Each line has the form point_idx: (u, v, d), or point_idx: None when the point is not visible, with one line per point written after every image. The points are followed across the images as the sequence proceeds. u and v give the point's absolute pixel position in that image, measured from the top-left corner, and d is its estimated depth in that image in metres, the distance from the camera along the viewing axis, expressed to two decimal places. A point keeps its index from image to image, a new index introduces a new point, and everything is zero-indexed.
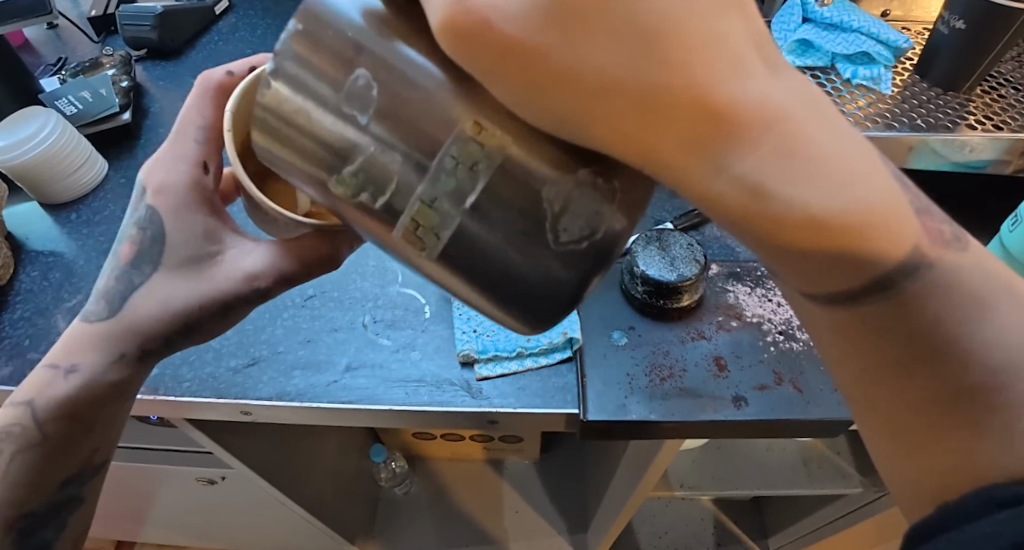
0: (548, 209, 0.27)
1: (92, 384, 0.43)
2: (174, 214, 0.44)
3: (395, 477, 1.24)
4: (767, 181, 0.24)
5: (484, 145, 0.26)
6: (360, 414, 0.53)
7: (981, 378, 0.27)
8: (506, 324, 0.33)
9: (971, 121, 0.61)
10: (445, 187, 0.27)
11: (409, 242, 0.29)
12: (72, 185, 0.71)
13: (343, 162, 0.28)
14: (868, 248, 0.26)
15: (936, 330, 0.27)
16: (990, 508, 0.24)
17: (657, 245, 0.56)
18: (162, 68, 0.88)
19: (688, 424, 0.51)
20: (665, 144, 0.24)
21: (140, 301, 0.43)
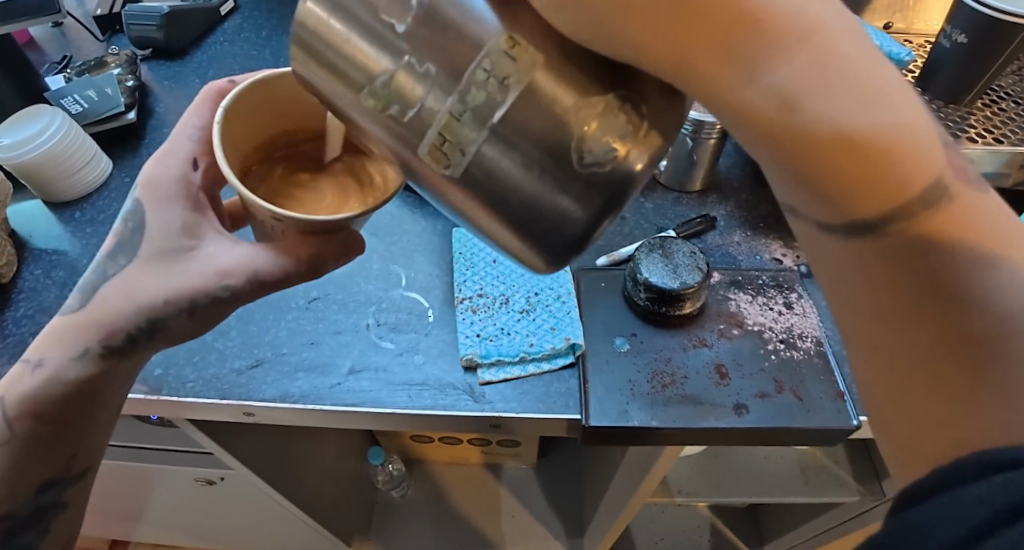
0: (573, 137, 0.28)
1: (55, 381, 0.42)
2: (155, 207, 0.44)
3: (393, 480, 1.24)
4: (796, 92, 0.25)
5: (518, 60, 0.27)
6: (363, 417, 0.53)
7: (994, 323, 0.25)
8: (523, 264, 0.34)
9: (972, 135, 0.61)
10: (473, 103, 0.28)
11: (435, 160, 0.30)
12: (76, 183, 0.71)
13: (375, 76, 0.29)
14: (899, 174, 0.25)
15: (952, 268, 0.26)
16: (983, 472, 0.24)
17: (660, 252, 0.57)
18: (168, 68, 0.88)
19: (689, 431, 0.51)
20: (695, 53, 0.26)
21: (106, 292, 0.43)
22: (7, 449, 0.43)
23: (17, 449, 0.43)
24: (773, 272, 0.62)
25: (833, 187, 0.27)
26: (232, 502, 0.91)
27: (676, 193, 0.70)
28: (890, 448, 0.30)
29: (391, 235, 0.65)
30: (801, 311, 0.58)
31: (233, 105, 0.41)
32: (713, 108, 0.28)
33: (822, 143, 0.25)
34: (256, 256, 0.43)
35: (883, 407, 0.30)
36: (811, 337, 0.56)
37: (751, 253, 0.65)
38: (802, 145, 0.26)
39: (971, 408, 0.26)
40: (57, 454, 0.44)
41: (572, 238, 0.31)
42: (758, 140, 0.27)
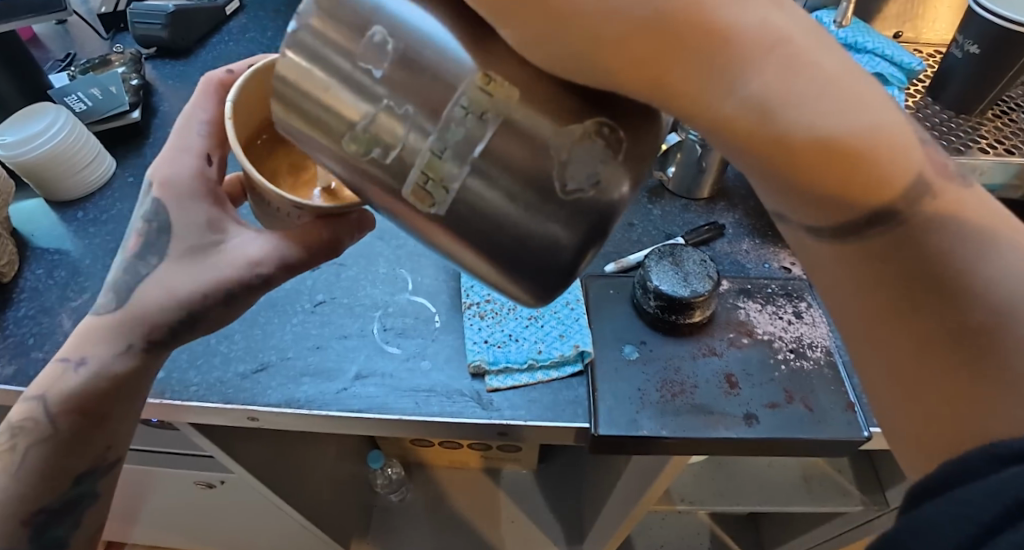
0: (555, 158, 0.27)
1: (101, 376, 0.42)
2: (179, 204, 0.44)
3: (391, 484, 1.23)
4: (773, 103, 0.24)
5: (493, 96, 0.26)
6: (368, 422, 0.52)
7: (986, 319, 0.26)
8: (512, 300, 0.33)
9: (983, 145, 0.61)
10: (454, 138, 0.28)
11: (419, 201, 0.29)
12: (79, 182, 0.70)
13: (355, 122, 0.29)
14: (877, 174, 0.25)
15: (941, 267, 0.26)
16: (995, 466, 0.23)
17: (670, 259, 0.56)
18: (172, 68, 0.88)
19: (699, 441, 0.51)
20: (666, 73, 0.25)
21: (146, 290, 0.43)
22: (46, 445, 0.43)
23: (55, 445, 0.43)
24: (782, 281, 0.61)
25: (819, 193, 0.26)
26: (231, 505, 0.90)
27: (684, 200, 0.70)
28: (902, 447, 0.30)
29: (397, 238, 0.64)
30: (810, 321, 0.58)
31: (237, 97, 0.39)
32: (688, 123, 0.27)
33: (806, 150, 0.25)
34: (280, 242, 0.41)
35: (890, 407, 0.30)
36: (821, 347, 0.56)
37: (760, 261, 0.64)
38: (788, 153, 0.25)
39: (975, 406, 0.26)
40: (92, 446, 0.44)
41: (560, 269, 0.30)
42: (738, 154, 0.27)
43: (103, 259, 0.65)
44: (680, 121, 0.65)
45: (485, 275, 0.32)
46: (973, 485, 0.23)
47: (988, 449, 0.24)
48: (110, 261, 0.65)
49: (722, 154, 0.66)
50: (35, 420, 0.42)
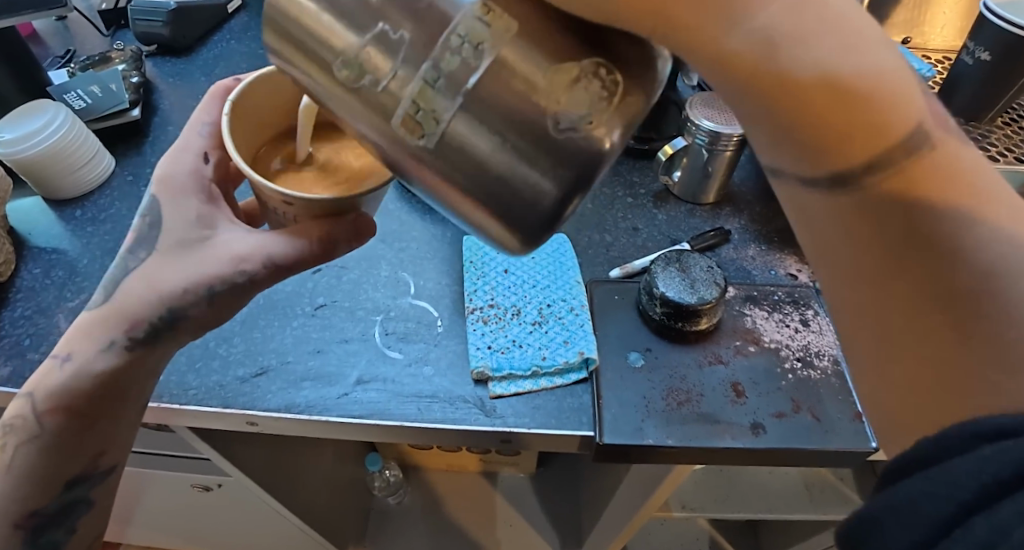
0: (546, 94, 0.26)
1: (84, 373, 0.41)
2: (170, 200, 0.43)
3: (389, 487, 1.22)
4: (778, 37, 0.25)
5: (490, 26, 0.26)
6: (370, 429, 0.52)
7: (978, 280, 0.25)
8: (493, 244, 0.33)
9: (992, 154, 0.60)
10: (449, 67, 0.27)
11: (408, 131, 0.28)
12: (77, 180, 0.69)
13: (349, 44, 0.28)
14: (871, 120, 0.25)
15: (936, 222, 0.25)
16: (974, 442, 0.22)
17: (677, 266, 0.56)
18: (173, 65, 0.87)
19: (704, 450, 0.50)
20: (676, 8, 0.25)
21: (130, 286, 0.42)
22: (36, 445, 0.41)
23: (44, 446, 0.41)
24: (789, 288, 0.61)
25: (814, 136, 0.26)
26: (228, 507, 0.90)
27: (688, 205, 0.69)
28: (883, 416, 0.29)
29: (400, 241, 0.64)
30: (817, 329, 0.57)
31: (241, 95, 0.40)
32: (698, 65, 0.27)
33: (805, 90, 0.25)
34: (272, 239, 0.41)
35: (874, 374, 0.29)
36: (828, 355, 0.55)
37: (766, 267, 0.63)
38: (786, 94, 0.25)
39: (958, 368, 0.25)
40: (83, 450, 0.43)
41: (543, 219, 0.29)
42: (742, 99, 0.27)
43: (101, 259, 0.64)
44: (687, 125, 0.65)
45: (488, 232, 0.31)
46: (943, 463, 0.22)
47: (969, 428, 0.22)
48: (109, 261, 0.64)
49: (729, 159, 0.65)
50: (25, 419, 0.41)
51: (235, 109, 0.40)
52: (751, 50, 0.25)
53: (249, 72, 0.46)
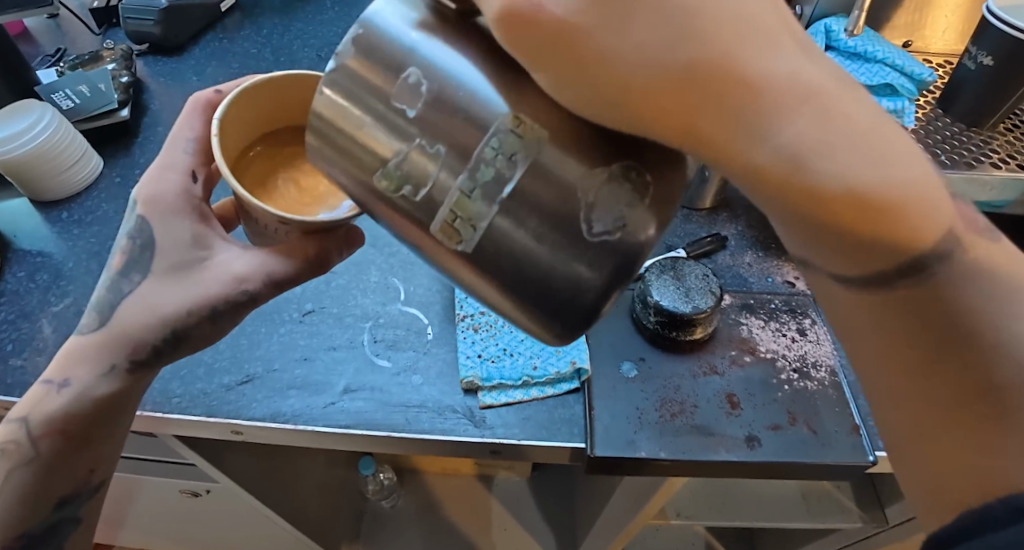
0: (582, 199, 0.28)
1: (82, 399, 0.40)
2: (161, 221, 0.42)
3: (383, 489, 1.20)
4: (806, 151, 0.23)
5: (523, 137, 0.28)
6: (357, 439, 0.50)
7: (1011, 376, 0.26)
8: (523, 330, 0.33)
9: (995, 160, 0.59)
10: (483, 178, 0.29)
11: (447, 236, 0.30)
12: (64, 182, 0.68)
13: (387, 159, 0.30)
14: (902, 228, 0.25)
15: (969, 319, 0.26)
16: (1018, 518, 0.24)
17: (672, 274, 0.55)
18: (164, 65, 0.86)
19: (698, 463, 0.49)
20: (696, 120, 0.24)
21: (127, 310, 0.41)
22: (28, 469, 0.41)
23: (37, 469, 0.41)
24: (785, 296, 0.60)
25: (845, 246, 0.26)
26: (218, 512, 0.88)
27: (686, 210, 0.68)
28: (913, 499, 0.29)
29: (390, 245, 0.63)
30: (815, 338, 0.56)
31: (225, 111, 0.40)
32: (719, 168, 0.26)
33: (838, 204, 0.24)
34: (267, 257, 0.41)
35: (906, 457, 0.29)
36: (826, 366, 0.54)
37: (763, 275, 0.62)
38: (817, 205, 0.24)
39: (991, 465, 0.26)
40: (77, 469, 0.42)
41: (579, 309, 0.30)
42: (764, 201, 0.26)
43: (87, 263, 0.63)
44: None
45: (495, 303, 0.32)
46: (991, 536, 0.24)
47: (1011, 502, 0.25)
48: (94, 264, 0.63)
49: None
50: (17, 443, 0.40)
51: (222, 126, 0.40)
52: (781, 163, 0.24)
53: (231, 85, 0.46)
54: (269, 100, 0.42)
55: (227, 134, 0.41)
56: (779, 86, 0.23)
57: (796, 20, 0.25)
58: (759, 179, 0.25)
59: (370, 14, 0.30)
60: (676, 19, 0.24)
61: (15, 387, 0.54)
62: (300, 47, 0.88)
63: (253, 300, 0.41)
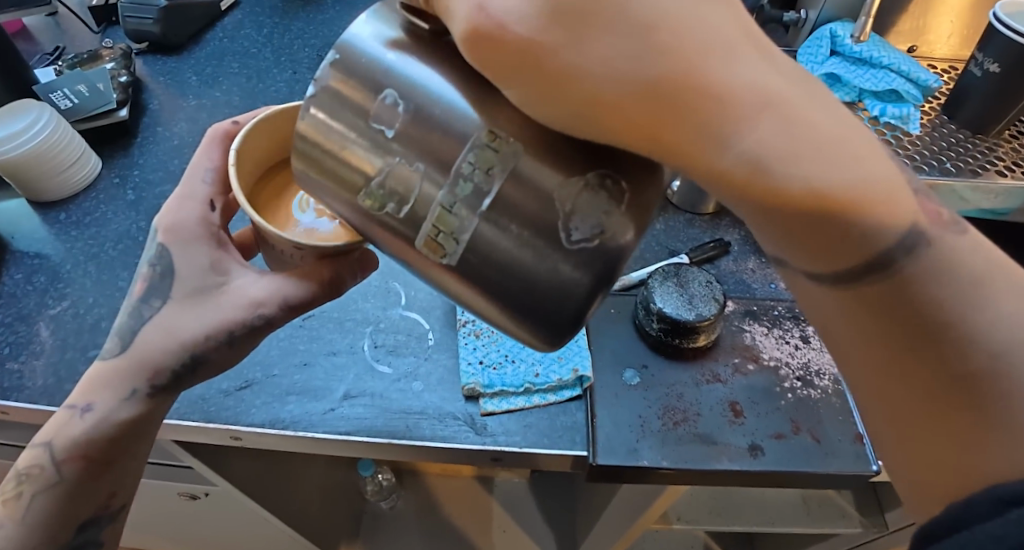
0: (559, 209, 0.28)
1: (105, 422, 0.41)
2: (181, 249, 0.43)
3: (382, 491, 1.20)
4: (769, 158, 0.24)
5: (499, 151, 0.28)
6: (357, 446, 0.50)
7: (985, 364, 0.26)
8: (515, 339, 0.33)
9: (1001, 168, 0.58)
10: (463, 193, 0.29)
11: (431, 251, 0.30)
12: (62, 183, 0.68)
13: (370, 178, 0.30)
14: (867, 226, 0.26)
15: (940, 312, 0.27)
16: (999, 507, 0.24)
17: (675, 280, 0.54)
18: (164, 64, 0.85)
19: (700, 472, 0.48)
20: (664, 130, 0.24)
21: (147, 335, 0.42)
22: (50, 494, 0.40)
23: (59, 493, 0.41)
24: (789, 303, 0.59)
25: (815, 243, 0.27)
26: (217, 514, 0.88)
27: (688, 214, 0.68)
28: (902, 490, 0.30)
29: None
30: (818, 346, 0.56)
31: (244, 139, 0.41)
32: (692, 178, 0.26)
33: (806, 204, 0.25)
34: (284, 281, 0.41)
35: (891, 447, 0.30)
36: (829, 375, 0.54)
37: (766, 281, 0.62)
38: (786, 206, 0.25)
39: (967, 449, 0.26)
40: (98, 492, 0.42)
41: (569, 314, 0.30)
42: (739, 205, 0.26)
43: (84, 265, 0.63)
44: None
45: (487, 315, 0.32)
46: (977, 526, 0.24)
47: (992, 494, 0.25)
48: (92, 266, 0.62)
49: None
50: (42, 466, 0.40)
51: (239, 156, 0.41)
52: (751, 170, 0.24)
53: (248, 116, 0.47)
54: (281, 130, 0.43)
55: (244, 164, 0.42)
56: (742, 98, 0.24)
57: (757, 30, 0.26)
58: (729, 187, 0.25)
59: (349, 36, 0.31)
60: (638, 34, 0.24)
61: (11, 391, 0.53)
62: (301, 46, 0.87)
63: (270, 323, 0.42)
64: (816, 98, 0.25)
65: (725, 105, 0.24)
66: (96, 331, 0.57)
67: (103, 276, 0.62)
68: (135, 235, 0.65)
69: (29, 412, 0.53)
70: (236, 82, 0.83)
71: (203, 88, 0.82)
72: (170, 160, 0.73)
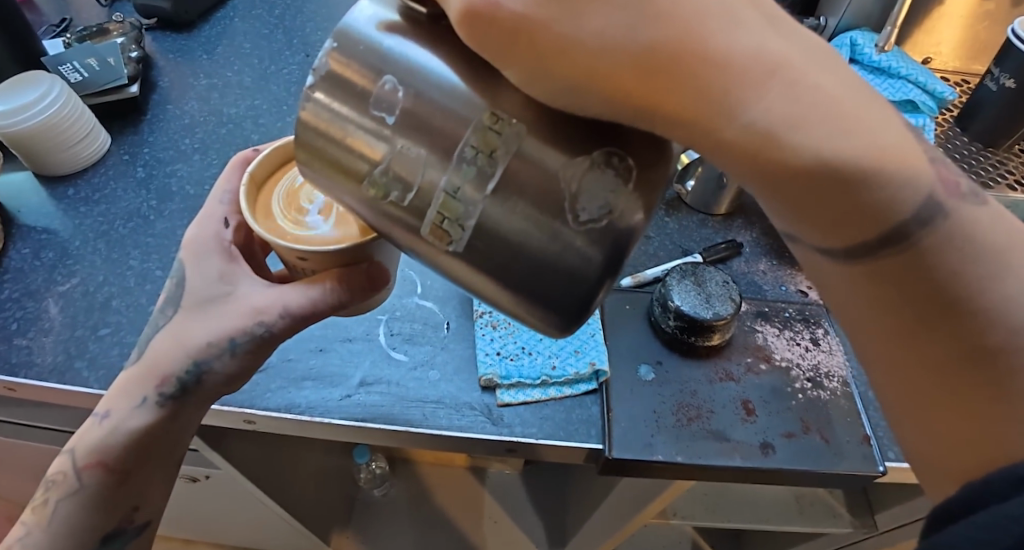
0: (565, 189, 0.28)
1: (121, 430, 0.42)
2: (194, 263, 0.43)
3: (375, 479, 1.20)
4: (777, 128, 0.24)
5: (501, 133, 0.28)
6: (374, 433, 0.50)
7: (1003, 336, 0.26)
8: (530, 328, 0.33)
9: (1010, 182, 0.59)
10: (467, 175, 0.29)
11: (437, 238, 0.30)
12: (72, 158, 0.67)
13: (373, 166, 0.30)
14: (878, 196, 0.25)
15: (960, 284, 0.26)
16: (1013, 488, 0.23)
17: (693, 278, 0.55)
18: (174, 41, 0.84)
19: (713, 469, 0.49)
20: (664, 99, 0.24)
21: (159, 343, 0.43)
22: (73, 502, 0.41)
23: (82, 501, 0.42)
24: (799, 305, 0.60)
25: (823, 216, 0.26)
26: (214, 497, 0.88)
27: (701, 215, 0.68)
28: (915, 467, 0.30)
29: None
30: (828, 348, 0.57)
31: (256, 168, 0.41)
32: (698, 150, 0.26)
33: (814, 176, 0.25)
34: (284, 290, 0.42)
35: (903, 424, 0.29)
36: (838, 377, 0.55)
37: (777, 283, 0.63)
38: (796, 178, 0.25)
39: (989, 422, 0.26)
40: (120, 502, 0.43)
41: (579, 294, 0.30)
42: (750, 178, 0.26)
43: (94, 242, 0.62)
44: None
45: (504, 306, 0.32)
46: (993, 508, 0.23)
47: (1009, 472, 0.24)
48: (101, 244, 0.61)
49: None
50: (65, 474, 0.41)
51: (253, 179, 0.41)
52: (756, 140, 0.24)
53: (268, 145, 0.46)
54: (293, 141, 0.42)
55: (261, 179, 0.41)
56: (746, 68, 0.24)
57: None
58: (735, 157, 0.25)
59: (348, 19, 0.30)
60: (633, 4, 0.24)
61: (20, 368, 0.52)
62: (313, 29, 0.86)
63: (270, 336, 0.42)
64: (826, 67, 0.25)
65: (727, 77, 0.24)
66: (106, 310, 0.56)
67: (113, 253, 0.60)
68: (146, 214, 0.64)
69: (38, 389, 0.52)
70: (248, 62, 0.82)
71: (213, 66, 0.81)
72: (181, 139, 0.72)
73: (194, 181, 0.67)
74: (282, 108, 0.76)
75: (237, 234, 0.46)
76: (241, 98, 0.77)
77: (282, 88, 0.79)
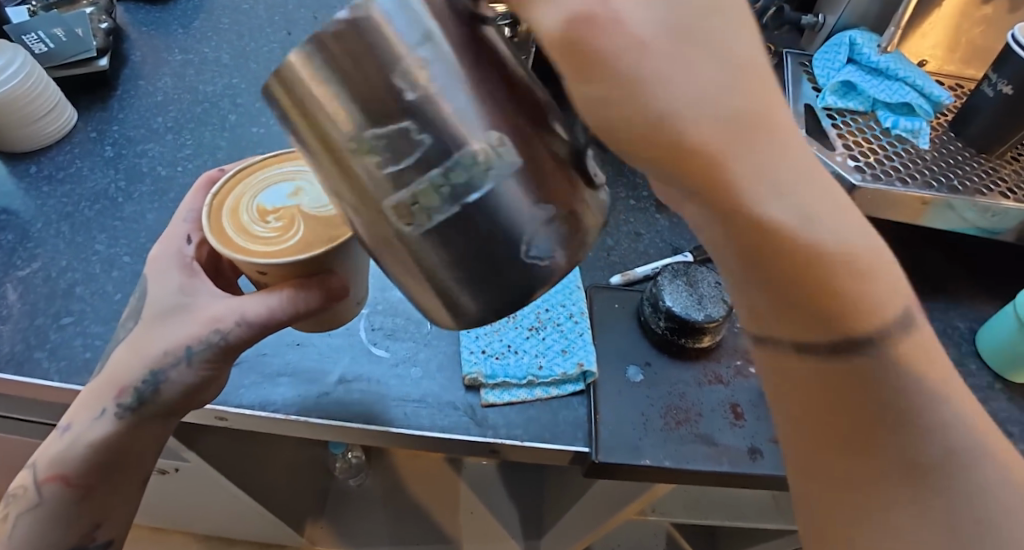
0: (528, 225, 0.27)
1: (79, 443, 0.40)
2: (156, 276, 0.41)
3: (350, 469, 1.15)
4: (791, 224, 0.26)
5: (501, 156, 0.26)
6: (353, 433, 0.48)
7: (938, 455, 0.28)
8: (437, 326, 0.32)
9: (1003, 190, 0.58)
10: (458, 178, 0.26)
11: (398, 215, 0.27)
12: (35, 133, 0.63)
13: (370, 123, 0.25)
14: (864, 299, 0.28)
15: (899, 396, 0.28)
16: None
17: (684, 279, 0.53)
18: (147, 13, 0.80)
19: (702, 474, 0.48)
20: (710, 171, 0.25)
21: (119, 356, 0.41)
22: (34, 515, 0.40)
23: (42, 515, 0.40)
24: None
25: (790, 292, 0.28)
26: (184, 489, 0.85)
27: None
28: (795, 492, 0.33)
29: None
30: None
31: (221, 188, 0.39)
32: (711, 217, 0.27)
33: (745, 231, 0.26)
34: (243, 299, 0.39)
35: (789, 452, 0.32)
36: None
37: None
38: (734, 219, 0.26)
39: (869, 500, 0.29)
40: (81, 519, 0.40)
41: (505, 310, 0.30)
42: (742, 252, 0.27)
43: (56, 224, 0.58)
44: None
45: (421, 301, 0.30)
46: None
47: None
48: (65, 226, 0.58)
49: None
50: (27, 488, 0.40)
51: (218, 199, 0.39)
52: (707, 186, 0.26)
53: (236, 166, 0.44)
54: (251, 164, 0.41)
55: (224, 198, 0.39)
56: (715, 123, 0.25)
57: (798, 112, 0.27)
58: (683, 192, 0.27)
59: None
60: (732, 72, 0.25)
61: None
62: (296, 6, 0.83)
63: (229, 344, 0.40)
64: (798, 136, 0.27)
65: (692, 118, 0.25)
66: (69, 297, 0.53)
67: (78, 237, 0.57)
68: (114, 196, 0.61)
69: None
70: (227, 38, 0.78)
71: (189, 41, 0.77)
72: (153, 117, 0.68)
73: (165, 162, 0.64)
74: (261, 87, 0.73)
75: (200, 250, 0.44)
76: (218, 76, 0.73)
77: (261, 66, 0.75)
